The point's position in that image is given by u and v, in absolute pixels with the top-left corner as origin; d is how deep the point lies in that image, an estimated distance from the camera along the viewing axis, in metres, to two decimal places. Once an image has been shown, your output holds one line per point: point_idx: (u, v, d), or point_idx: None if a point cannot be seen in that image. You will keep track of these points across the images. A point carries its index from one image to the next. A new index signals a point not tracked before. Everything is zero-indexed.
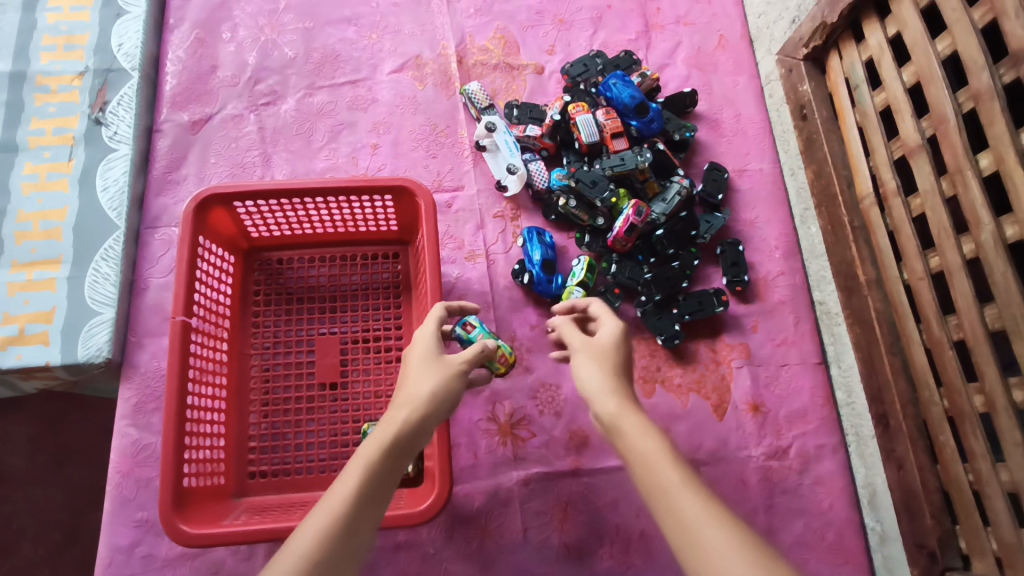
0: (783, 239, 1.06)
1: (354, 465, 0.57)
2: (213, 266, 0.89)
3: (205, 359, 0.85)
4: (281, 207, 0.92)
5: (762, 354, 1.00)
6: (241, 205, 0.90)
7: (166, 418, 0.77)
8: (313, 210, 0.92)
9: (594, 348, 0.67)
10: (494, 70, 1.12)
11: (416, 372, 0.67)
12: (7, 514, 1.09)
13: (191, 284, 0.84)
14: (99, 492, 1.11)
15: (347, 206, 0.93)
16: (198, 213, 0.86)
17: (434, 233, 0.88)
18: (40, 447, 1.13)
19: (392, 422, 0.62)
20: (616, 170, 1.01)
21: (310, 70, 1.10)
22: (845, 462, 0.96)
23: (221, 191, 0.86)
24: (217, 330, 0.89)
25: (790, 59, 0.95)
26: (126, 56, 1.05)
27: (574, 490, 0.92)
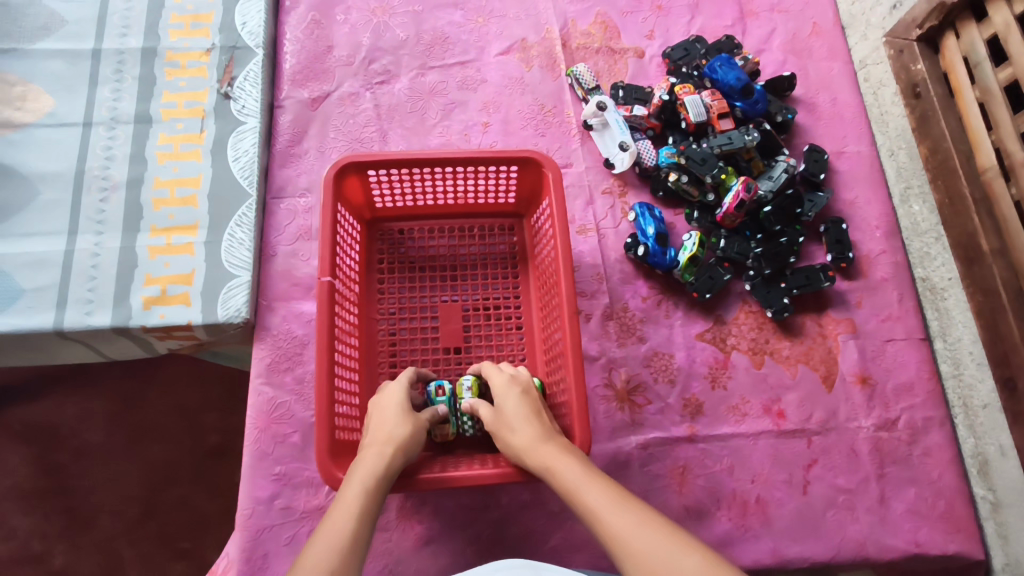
0: (883, 218, 1.08)
1: (354, 491, 0.67)
2: (347, 231, 0.93)
3: (344, 319, 0.88)
4: (410, 177, 0.95)
5: (867, 328, 1.02)
6: (374, 174, 0.93)
7: (319, 370, 0.80)
8: (440, 180, 0.96)
9: (504, 403, 0.79)
10: (597, 54, 1.16)
11: (386, 418, 0.77)
12: (87, 487, 1.13)
13: (334, 248, 0.88)
14: (174, 469, 1.15)
15: (472, 177, 0.96)
16: (337, 179, 0.90)
17: (562, 203, 0.90)
18: (116, 423, 1.17)
19: (379, 456, 0.72)
20: (724, 148, 1.04)
21: (422, 51, 1.14)
22: (952, 434, 0.98)
23: (360, 159, 0.90)
24: (350, 293, 0.92)
25: (902, 40, 0.99)
26: (250, 34, 1.09)
27: (691, 455, 0.94)
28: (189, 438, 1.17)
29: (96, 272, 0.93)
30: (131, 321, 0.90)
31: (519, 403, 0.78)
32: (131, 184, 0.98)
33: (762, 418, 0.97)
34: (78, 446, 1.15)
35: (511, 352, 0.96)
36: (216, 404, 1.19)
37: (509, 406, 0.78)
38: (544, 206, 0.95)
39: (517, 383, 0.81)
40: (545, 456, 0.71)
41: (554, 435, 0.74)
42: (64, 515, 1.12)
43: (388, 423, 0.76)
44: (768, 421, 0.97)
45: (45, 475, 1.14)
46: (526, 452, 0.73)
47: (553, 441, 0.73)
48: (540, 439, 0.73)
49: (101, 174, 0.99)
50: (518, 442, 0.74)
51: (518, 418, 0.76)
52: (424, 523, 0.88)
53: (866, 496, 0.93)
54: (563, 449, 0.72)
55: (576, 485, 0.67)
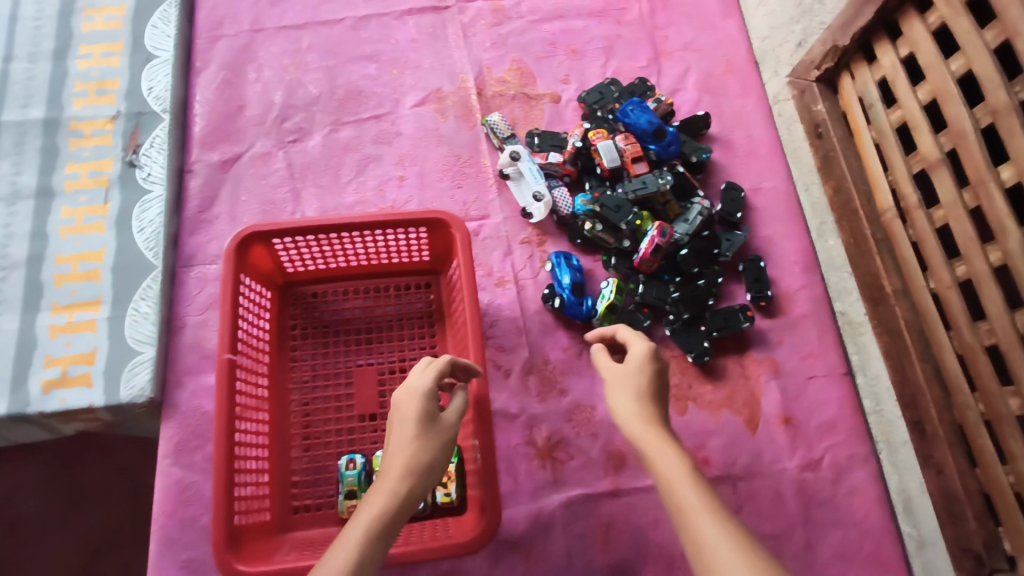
0: (801, 253, 1.09)
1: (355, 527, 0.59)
2: (252, 302, 0.91)
3: (248, 396, 0.87)
4: (317, 242, 0.94)
5: (788, 367, 1.02)
6: (279, 242, 0.92)
7: (217, 457, 0.78)
8: (347, 243, 0.94)
9: (632, 376, 0.69)
10: (513, 101, 1.16)
11: (405, 438, 0.68)
12: (17, 563, 1.03)
13: (235, 323, 0.86)
14: (113, 536, 1.05)
15: (380, 239, 0.95)
16: (238, 252, 0.88)
17: (469, 264, 0.89)
18: (51, 492, 1.07)
19: (394, 494, 0.63)
20: (639, 193, 1.03)
21: (335, 107, 1.13)
22: (878, 471, 0.97)
23: (259, 229, 0.89)
24: (258, 366, 0.91)
25: (803, 81, 0.99)
26: (157, 99, 1.07)
27: (615, 511, 0.93)
28: (133, 503, 1.06)
29: None
30: (29, 407, 0.88)
31: (640, 377, 0.69)
32: (31, 261, 0.96)
33: None
34: (10, 520, 1.05)
35: None
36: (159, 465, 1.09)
37: (627, 380, 0.69)
38: (454, 265, 0.94)
39: (649, 355, 0.71)
40: (648, 442, 0.61)
41: (662, 423, 0.64)
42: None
43: (404, 450, 0.67)
44: None
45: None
46: (625, 428, 0.65)
47: (659, 429, 0.63)
48: (649, 426, 0.63)
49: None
50: (620, 417, 0.66)
51: (630, 406, 0.66)
52: None
53: (792, 542, 0.93)
54: (666, 437, 0.62)
55: (675, 482, 0.56)
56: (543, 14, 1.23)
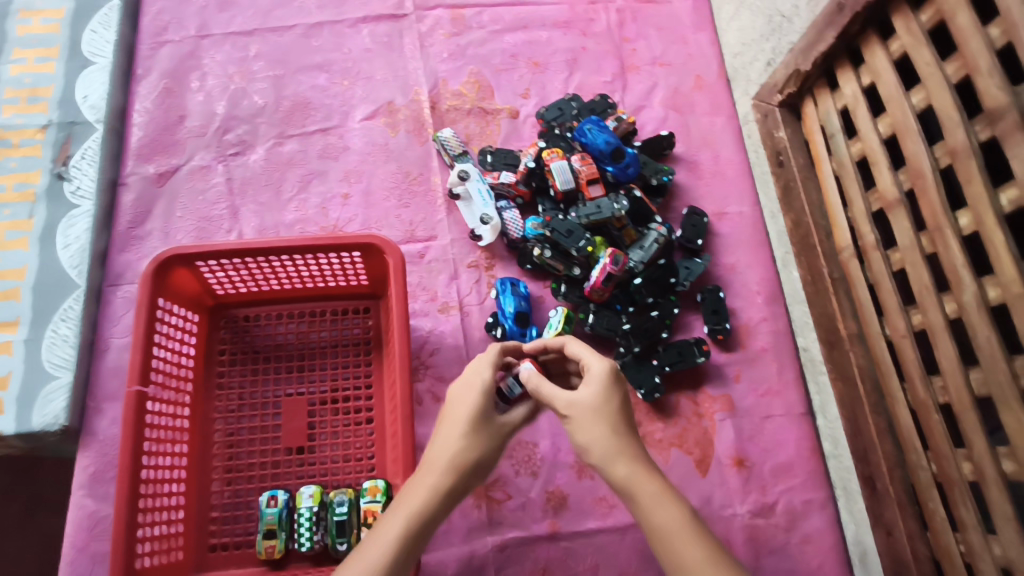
0: (764, 282, 1.03)
1: (394, 518, 0.57)
2: (175, 327, 0.87)
3: (164, 427, 0.82)
4: (246, 265, 0.89)
5: (745, 405, 0.97)
6: (205, 265, 0.88)
7: (118, 496, 0.73)
8: (279, 267, 0.90)
9: (598, 400, 0.62)
10: (468, 116, 1.11)
11: (453, 435, 0.63)
12: None
13: (150, 350, 0.81)
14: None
15: (314, 262, 0.90)
16: (159, 275, 0.83)
17: (402, 294, 0.85)
18: (8, 495, 0.98)
19: (434, 490, 0.59)
20: (593, 218, 0.98)
21: (280, 119, 1.08)
22: (835, 518, 0.92)
23: (182, 252, 0.84)
24: (178, 395, 0.86)
25: (767, 106, 0.95)
26: (92, 108, 1.03)
27: (552, 556, 0.88)
28: None
29: None
30: None
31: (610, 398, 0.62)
32: None
33: (631, 509, 0.91)
34: None
35: (360, 448, 0.90)
36: None
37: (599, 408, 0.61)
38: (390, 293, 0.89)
39: (613, 373, 0.64)
40: (628, 478, 0.57)
41: (644, 455, 0.59)
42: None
43: (451, 444, 0.62)
44: None
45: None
46: (604, 462, 0.59)
47: (643, 463, 0.58)
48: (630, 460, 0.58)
49: None
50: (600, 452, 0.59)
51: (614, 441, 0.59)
52: None
53: None
54: (653, 472, 0.58)
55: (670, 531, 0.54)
56: (504, 25, 1.17)
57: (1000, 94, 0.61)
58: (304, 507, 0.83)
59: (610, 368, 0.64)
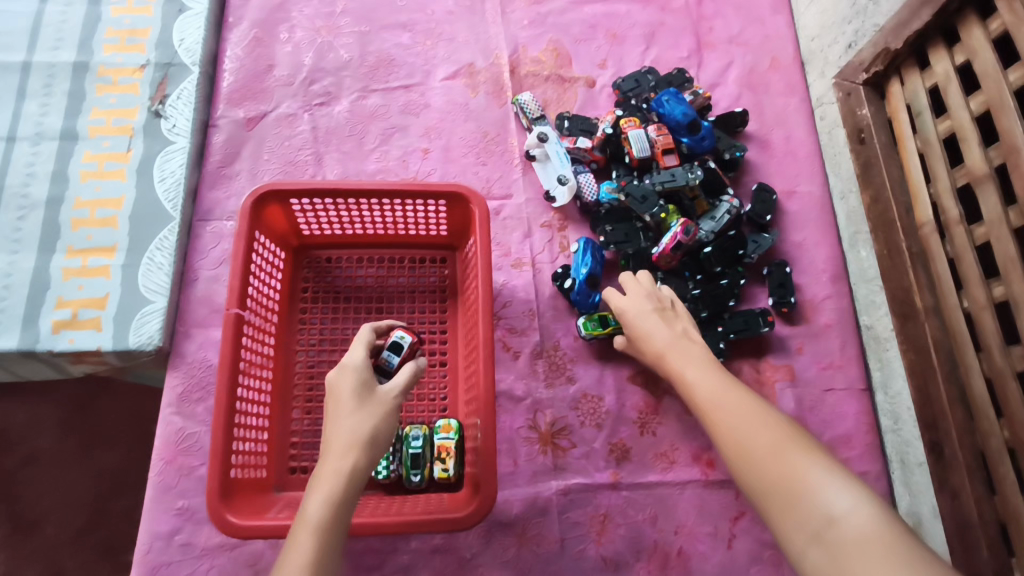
0: (830, 262, 1.06)
1: (306, 522, 0.60)
2: (267, 260, 0.90)
3: (254, 352, 0.86)
4: (335, 206, 0.92)
5: (807, 376, 1.00)
6: (297, 203, 0.91)
7: (216, 410, 0.76)
8: (366, 210, 0.93)
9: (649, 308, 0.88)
10: (546, 82, 1.13)
11: (342, 417, 0.68)
12: (33, 493, 1.11)
13: (246, 279, 0.85)
14: (126, 478, 1.12)
15: (400, 208, 0.93)
16: (256, 208, 0.87)
17: (487, 242, 0.88)
18: (67, 429, 1.14)
19: (339, 471, 0.63)
20: (667, 186, 1.01)
21: (365, 73, 1.11)
22: (888, 489, 0.95)
23: (278, 188, 0.87)
24: (267, 325, 0.90)
25: (850, 84, 0.96)
26: (187, 51, 1.06)
27: (613, 504, 0.91)
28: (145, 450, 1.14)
29: (6, 293, 0.90)
30: (38, 345, 0.88)
31: (662, 317, 0.87)
32: (50, 202, 0.95)
33: (690, 466, 0.94)
34: (25, 452, 1.13)
35: (434, 389, 0.94)
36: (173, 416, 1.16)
37: (650, 319, 0.87)
38: (473, 241, 0.92)
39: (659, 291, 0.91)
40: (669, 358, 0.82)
41: (682, 339, 0.84)
42: (6, 522, 1.09)
43: (342, 427, 0.67)
44: (696, 471, 0.94)
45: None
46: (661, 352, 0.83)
47: (681, 344, 0.83)
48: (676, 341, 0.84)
49: (20, 190, 0.95)
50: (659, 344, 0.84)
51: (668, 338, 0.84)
52: None
53: None
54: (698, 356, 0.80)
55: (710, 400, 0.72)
56: None
57: None
58: None
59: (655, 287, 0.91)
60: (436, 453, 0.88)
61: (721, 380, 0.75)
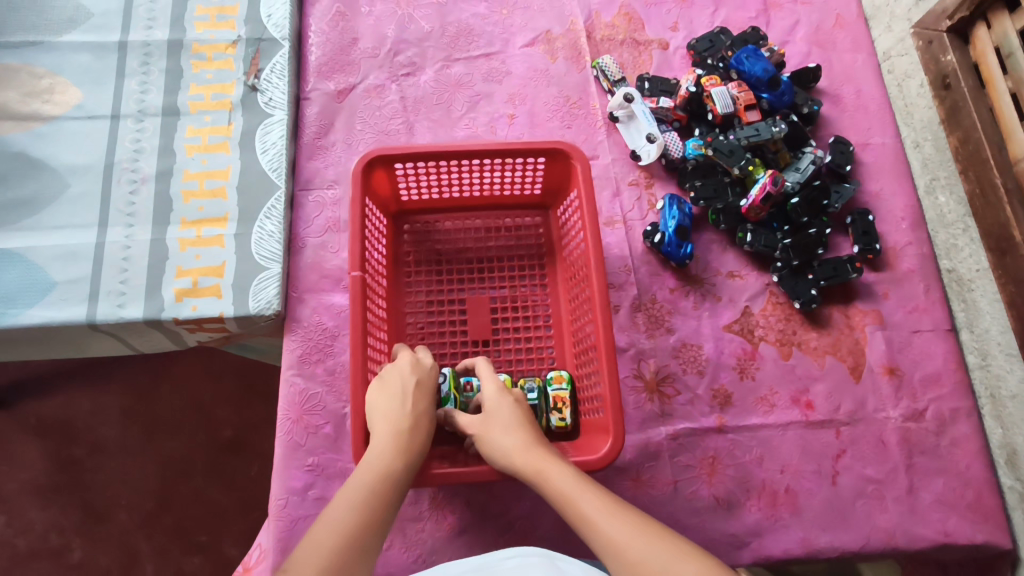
0: (909, 210, 1.08)
1: (385, 468, 0.68)
2: (376, 226, 0.93)
3: (375, 313, 0.89)
4: (436, 169, 0.94)
5: (894, 319, 1.03)
6: (401, 168, 0.92)
7: (353, 365, 0.79)
8: (467, 172, 0.95)
9: (498, 406, 0.77)
10: (622, 45, 1.16)
11: (421, 397, 0.77)
12: (104, 480, 1.20)
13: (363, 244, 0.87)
14: (189, 465, 1.21)
15: (498, 169, 0.95)
16: (365, 174, 0.88)
17: (591, 195, 0.88)
18: (129, 419, 1.24)
19: (422, 441, 0.73)
20: (752, 140, 1.03)
21: (447, 43, 1.13)
22: (979, 425, 0.98)
23: (386, 153, 0.88)
24: (380, 287, 0.93)
25: (932, 31, 0.99)
26: (276, 26, 1.09)
27: (720, 446, 0.94)
28: (204, 434, 1.23)
29: (127, 265, 0.93)
30: (163, 313, 0.90)
31: (505, 405, 0.77)
32: (160, 176, 0.99)
33: (791, 409, 0.97)
34: (93, 441, 1.22)
35: (541, 343, 0.97)
36: (230, 399, 1.26)
37: (499, 413, 0.76)
38: (572, 198, 0.94)
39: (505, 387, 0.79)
40: (533, 462, 0.70)
41: (539, 443, 0.73)
42: (80, 510, 1.18)
43: (423, 406, 0.76)
44: (796, 412, 0.97)
45: (61, 469, 1.20)
46: (516, 458, 0.71)
47: (537, 449, 0.71)
48: (528, 446, 0.72)
49: (130, 166, 0.99)
50: (501, 453, 0.72)
51: (523, 441, 0.72)
52: (456, 514, 0.89)
53: (894, 487, 0.94)
54: (554, 456, 0.71)
55: (573, 496, 0.66)
56: None
57: None
58: None
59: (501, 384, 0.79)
60: (551, 404, 0.89)
61: (587, 487, 0.66)
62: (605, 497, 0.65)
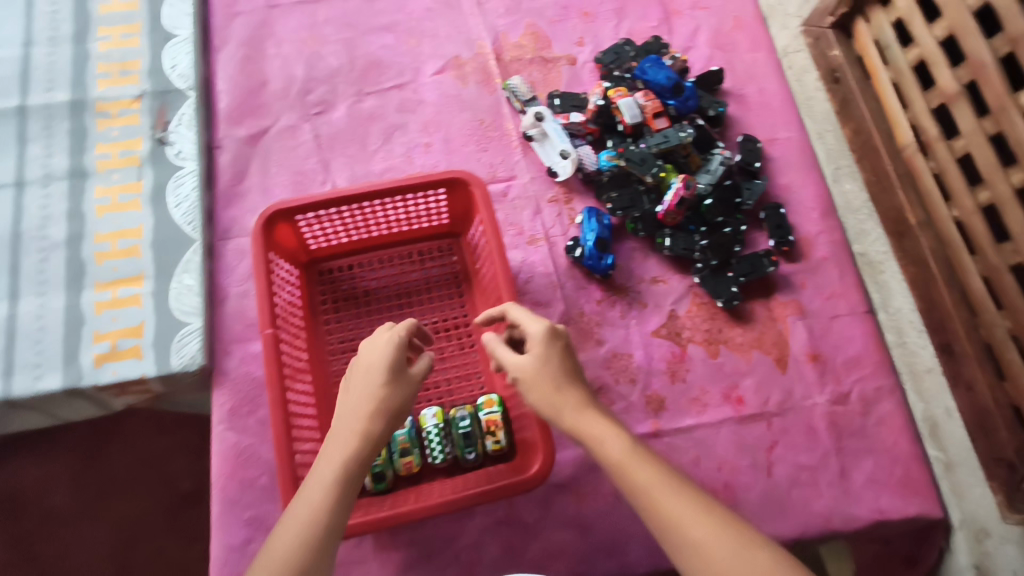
0: (819, 199, 1.12)
1: (323, 479, 0.66)
2: (284, 278, 0.93)
3: (293, 367, 0.89)
4: (339, 215, 0.95)
5: (813, 307, 1.06)
6: (303, 219, 0.93)
7: (275, 424, 0.81)
8: (371, 213, 0.96)
9: (545, 360, 0.72)
10: (531, 65, 1.18)
11: (372, 386, 0.71)
12: (60, 549, 1.17)
13: (271, 298, 0.87)
14: (147, 521, 1.19)
15: (401, 204, 0.96)
16: (266, 230, 0.89)
17: (493, 219, 0.91)
18: (81, 484, 1.21)
19: (364, 436, 0.69)
20: (662, 146, 1.06)
21: (356, 77, 1.14)
22: (902, 400, 1.01)
23: (285, 207, 0.90)
24: (296, 339, 0.92)
25: (818, 28, 1.17)
26: (181, 77, 1.08)
27: (658, 451, 0.96)
28: (161, 488, 1.21)
29: (42, 334, 0.91)
30: (82, 381, 0.89)
31: (550, 359, 0.72)
32: (71, 240, 0.97)
33: (722, 406, 1.00)
34: (45, 510, 1.19)
35: (468, 370, 0.97)
36: (183, 451, 1.23)
37: (539, 372, 0.71)
38: (477, 222, 0.96)
39: (549, 334, 0.73)
40: (586, 428, 0.68)
41: (591, 402, 0.70)
42: None
43: (367, 398, 0.70)
44: (728, 409, 1.00)
45: (14, 543, 1.17)
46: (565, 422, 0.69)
47: (592, 411, 0.69)
48: (583, 407, 0.69)
49: (39, 234, 0.97)
50: (552, 415, 0.70)
51: (569, 402, 0.69)
52: (402, 551, 0.89)
53: (827, 471, 0.97)
54: (609, 422, 0.68)
55: (625, 462, 0.65)
56: None
57: None
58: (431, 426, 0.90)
59: (545, 332, 0.73)
60: (485, 429, 0.91)
61: (644, 458, 0.65)
62: (662, 466, 0.64)
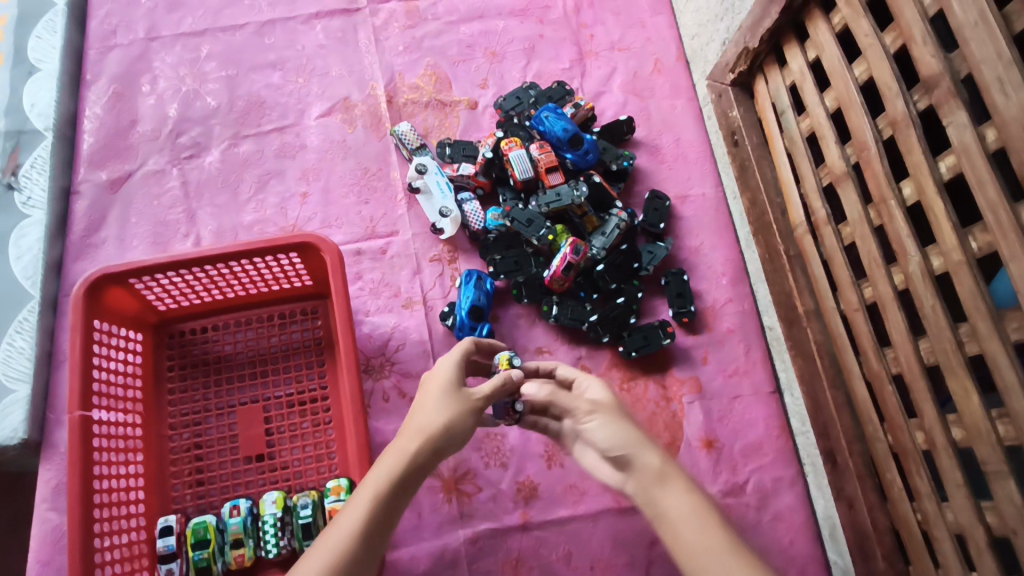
0: (729, 264, 1.03)
1: (361, 496, 0.56)
2: (115, 348, 0.84)
3: (113, 451, 0.80)
4: (183, 278, 0.87)
5: (713, 386, 0.97)
6: (140, 282, 0.84)
7: (70, 521, 0.70)
8: (219, 277, 0.88)
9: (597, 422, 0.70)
10: (427, 108, 1.10)
11: (431, 401, 0.62)
12: None
13: (90, 374, 0.78)
14: None
15: (254, 267, 0.88)
16: (91, 295, 0.80)
17: (344, 289, 0.82)
18: None
19: (401, 457, 0.58)
20: (552, 206, 0.97)
21: (234, 119, 1.06)
22: (804, 494, 0.92)
23: (113, 271, 0.81)
24: (126, 415, 0.84)
25: (720, 85, 0.99)
26: (40, 116, 1.00)
27: (525, 545, 0.88)
28: None
29: None
30: None
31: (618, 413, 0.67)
32: None
33: (602, 495, 0.91)
34: None
35: (321, 450, 0.89)
36: None
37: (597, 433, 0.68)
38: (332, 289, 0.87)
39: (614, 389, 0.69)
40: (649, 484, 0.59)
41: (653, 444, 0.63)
42: None
43: (426, 413, 0.61)
44: (608, 499, 0.90)
45: None
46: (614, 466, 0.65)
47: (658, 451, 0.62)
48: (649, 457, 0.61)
49: None
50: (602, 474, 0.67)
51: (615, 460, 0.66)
52: None
53: None
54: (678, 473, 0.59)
55: (681, 515, 0.56)
56: (460, 15, 1.16)
57: (935, 62, 0.59)
58: (268, 514, 0.81)
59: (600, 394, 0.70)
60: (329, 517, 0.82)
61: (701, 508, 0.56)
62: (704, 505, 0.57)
